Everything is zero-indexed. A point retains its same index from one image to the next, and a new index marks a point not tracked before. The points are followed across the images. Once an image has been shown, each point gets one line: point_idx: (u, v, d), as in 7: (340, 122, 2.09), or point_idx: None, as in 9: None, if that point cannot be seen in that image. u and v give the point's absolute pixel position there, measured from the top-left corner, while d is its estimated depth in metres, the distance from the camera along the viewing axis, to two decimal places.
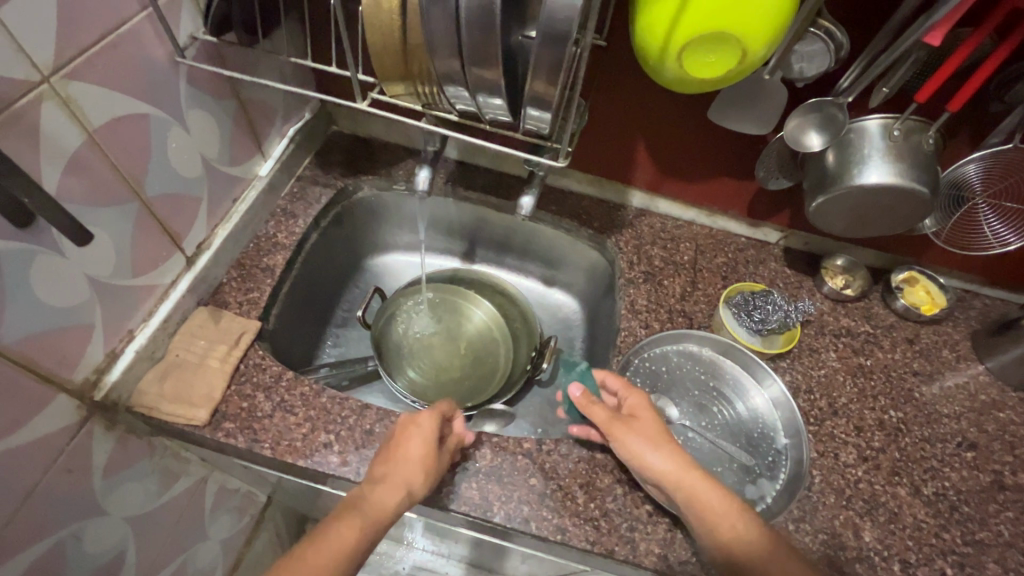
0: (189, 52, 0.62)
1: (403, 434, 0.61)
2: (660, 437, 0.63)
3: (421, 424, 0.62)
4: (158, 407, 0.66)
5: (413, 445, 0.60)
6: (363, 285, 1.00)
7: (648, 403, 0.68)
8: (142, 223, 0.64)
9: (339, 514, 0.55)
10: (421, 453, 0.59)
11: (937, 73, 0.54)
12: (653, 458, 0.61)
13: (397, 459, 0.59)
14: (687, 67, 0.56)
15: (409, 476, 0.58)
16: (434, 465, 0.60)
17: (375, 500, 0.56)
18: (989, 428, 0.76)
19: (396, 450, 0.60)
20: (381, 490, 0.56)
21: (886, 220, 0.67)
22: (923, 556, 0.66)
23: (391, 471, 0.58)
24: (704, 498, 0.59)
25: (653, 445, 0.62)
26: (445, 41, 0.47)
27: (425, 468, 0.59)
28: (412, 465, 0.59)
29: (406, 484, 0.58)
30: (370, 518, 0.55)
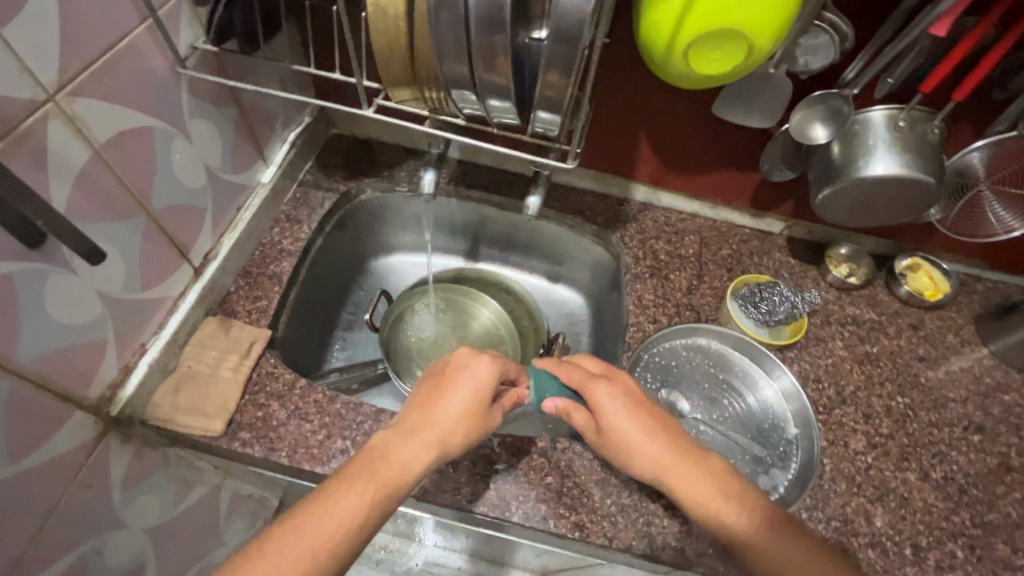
0: (190, 61, 0.61)
1: (454, 381, 0.57)
2: (641, 431, 0.59)
3: (475, 375, 0.57)
4: (173, 419, 0.66)
5: (460, 397, 0.56)
6: (369, 287, 1.00)
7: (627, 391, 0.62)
8: (149, 236, 0.63)
9: (362, 463, 0.50)
10: (464, 408, 0.55)
11: (943, 63, 0.54)
12: (633, 458, 0.58)
13: (441, 409, 0.55)
14: (693, 63, 0.56)
15: (450, 431, 0.54)
16: (473, 425, 0.56)
17: (409, 454, 0.52)
18: (994, 411, 0.77)
19: (442, 398, 0.56)
20: (418, 443, 0.52)
21: (891, 210, 0.67)
22: (934, 539, 0.67)
23: (433, 421, 0.54)
24: (690, 490, 0.56)
25: (631, 444, 0.58)
26: (453, 47, 0.47)
27: (467, 424, 0.55)
28: (455, 418, 0.55)
29: (444, 439, 0.54)
30: (400, 473, 0.50)
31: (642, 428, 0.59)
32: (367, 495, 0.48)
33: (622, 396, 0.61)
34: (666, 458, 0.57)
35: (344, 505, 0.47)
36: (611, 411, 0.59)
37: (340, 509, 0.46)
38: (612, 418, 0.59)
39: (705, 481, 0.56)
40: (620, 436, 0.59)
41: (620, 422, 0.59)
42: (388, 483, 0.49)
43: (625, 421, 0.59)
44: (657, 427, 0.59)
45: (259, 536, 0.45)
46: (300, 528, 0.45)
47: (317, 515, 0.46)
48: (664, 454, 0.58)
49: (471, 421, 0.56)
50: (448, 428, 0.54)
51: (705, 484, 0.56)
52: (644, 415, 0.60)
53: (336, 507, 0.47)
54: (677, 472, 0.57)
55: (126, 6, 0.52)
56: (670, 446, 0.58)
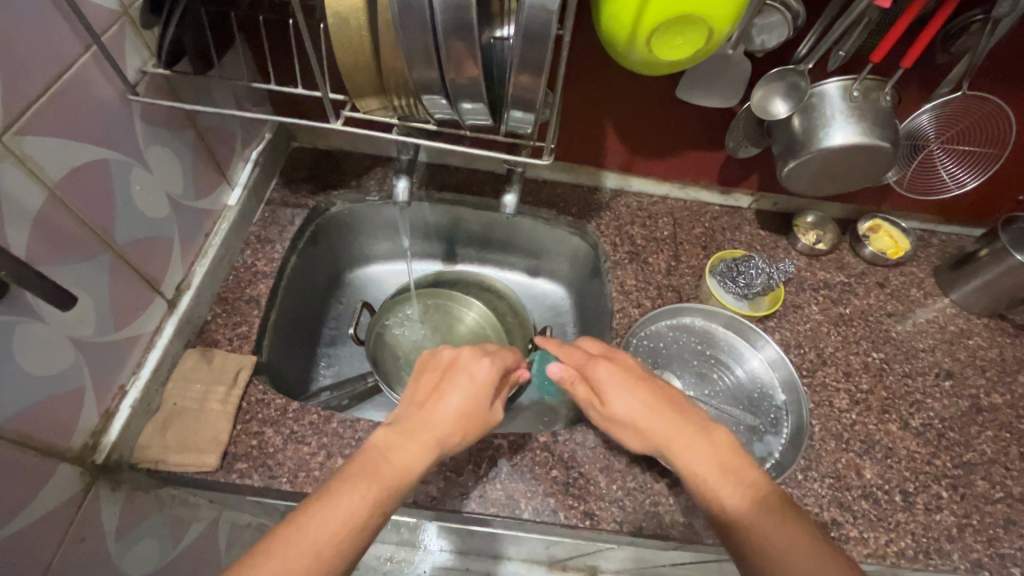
0: (141, 87, 0.59)
1: (453, 382, 0.57)
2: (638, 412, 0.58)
3: (474, 377, 0.58)
4: (165, 459, 0.65)
5: (457, 395, 0.56)
6: (348, 300, 0.98)
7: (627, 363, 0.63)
8: (116, 273, 0.60)
9: (368, 464, 0.50)
10: (459, 407, 0.55)
11: (894, 30, 0.57)
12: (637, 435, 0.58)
13: (440, 409, 0.55)
14: (656, 50, 0.57)
15: (447, 432, 0.54)
16: (470, 423, 0.56)
17: (410, 454, 0.51)
18: (961, 356, 0.82)
19: (440, 399, 0.56)
20: (419, 442, 0.52)
21: (853, 176, 0.69)
22: (920, 484, 0.71)
23: (433, 421, 0.54)
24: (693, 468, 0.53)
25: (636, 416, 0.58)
26: (421, 51, 0.46)
27: (463, 424, 0.55)
28: (451, 417, 0.55)
29: (443, 438, 0.54)
30: (403, 473, 0.50)
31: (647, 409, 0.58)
32: (370, 494, 0.47)
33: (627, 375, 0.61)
34: (666, 430, 0.56)
35: (348, 504, 0.46)
36: (615, 390, 0.59)
37: (346, 507, 0.46)
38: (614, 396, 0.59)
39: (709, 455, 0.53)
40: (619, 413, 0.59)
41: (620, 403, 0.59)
42: (393, 482, 0.49)
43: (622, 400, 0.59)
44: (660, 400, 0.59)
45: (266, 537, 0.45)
46: (306, 527, 0.45)
47: (320, 513, 0.45)
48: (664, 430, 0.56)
49: (472, 419, 0.56)
50: (446, 426, 0.54)
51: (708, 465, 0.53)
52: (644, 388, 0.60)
53: (341, 503, 0.46)
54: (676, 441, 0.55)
55: (67, 34, 0.50)
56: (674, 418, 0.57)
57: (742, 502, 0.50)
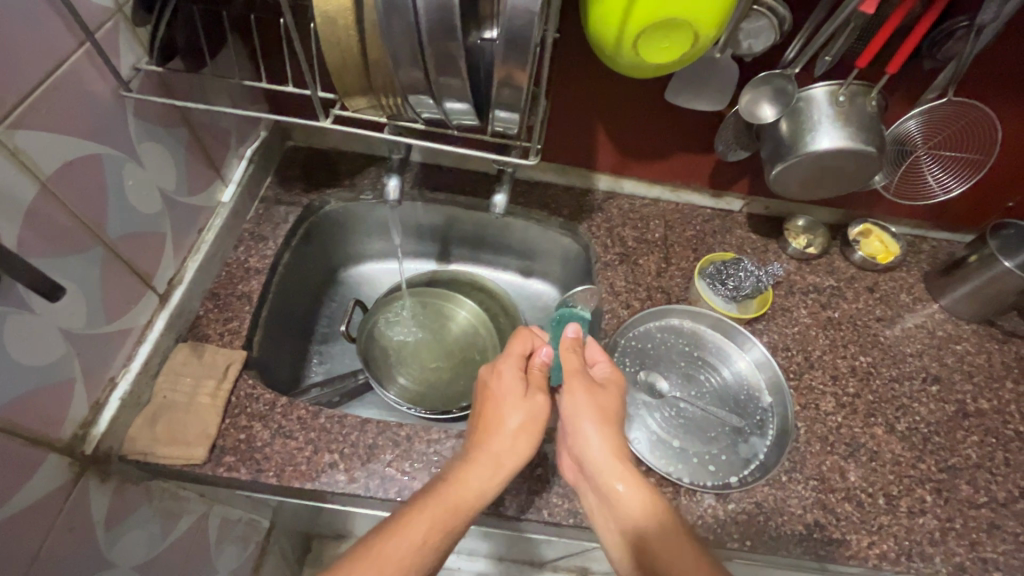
0: (134, 84, 0.60)
1: (494, 401, 0.61)
2: (607, 419, 0.62)
3: (509, 389, 0.61)
4: (154, 452, 0.65)
5: (506, 412, 0.60)
6: (341, 297, 0.99)
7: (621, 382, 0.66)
8: (109, 266, 0.61)
9: (435, 492, 0.53)
10: (509, 419, 0.59)
11: (879, 35, 0.58)
12: (591, 435, 0.61)
13: (494, 433, 0.58)
14: (643, 53, 0.58)
15: (503, 449, 0.57)
16: (524, 432, 0.59)
17: (475, 480, 0.55)
18: (949, 361, 0.82)
19: (493, 422, 0.59)
20: (476, 463, 0.56)
21: (840, 181, 0.70)
22: (904, 487, 0.71)
23: (491, 446, 0.57)
24: (616, 486, 0.58)
25: (596, 429, 0.61)
26: (406, 51, 0.46)
27: (519, 436, 0.58)
28: (506, 434, 0.58)
29: (501, 460, 0.57)
30: (467, 500, 0.54)
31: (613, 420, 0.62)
32: (435, 520, 0.51)
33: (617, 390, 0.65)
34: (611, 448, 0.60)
35: (415, 535, 0.49)
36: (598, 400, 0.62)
37: (412, 536, 0.49)
38: (606, 395, 0.63)
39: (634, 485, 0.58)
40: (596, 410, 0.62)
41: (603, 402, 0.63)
42: (458, 509, 0.52)
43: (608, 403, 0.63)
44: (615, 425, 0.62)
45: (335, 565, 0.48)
46: (376, 558, 0.48)
47: (390, 546, 0.49)
48: (615, 440, 0.60)
49: (525, 433, 0.59)
50: (504, 447, 0.57)
51: (632, 492, 0.58)
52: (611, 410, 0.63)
53: (409, 533, 0.49)
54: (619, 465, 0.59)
55: (61, 30, 0.51)
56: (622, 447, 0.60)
57: (660, 533, 0.56)
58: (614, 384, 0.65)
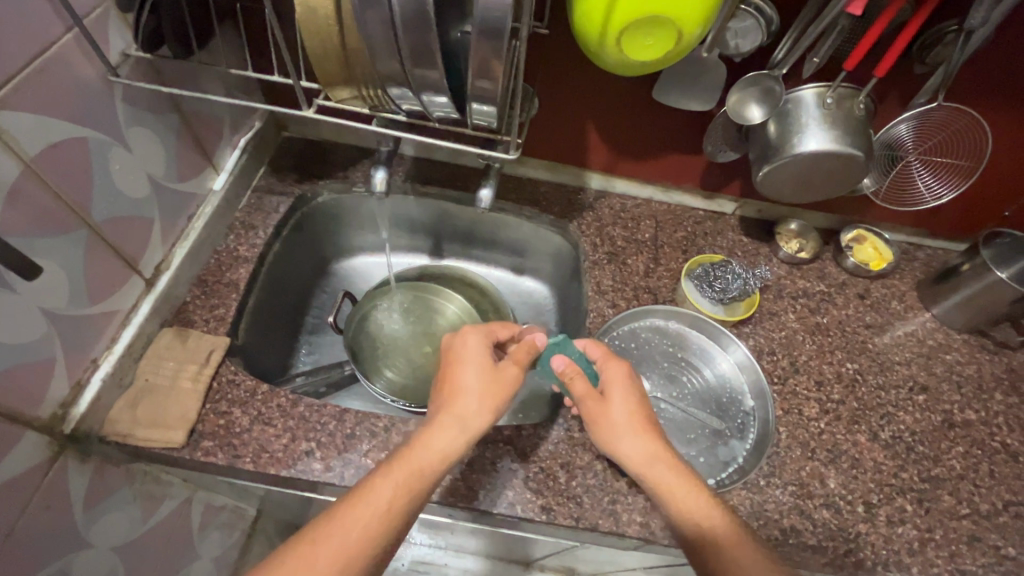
0: (122, 69, 0.61)
1: (460, 366, 0.62)
2: (631, 423, 0.61)
3: (474, 354, 0.63)
4: (133, 434, 0.66)
5: (472, 378, 0.61)
6: (332, 289, 1.00)
7: (626, 375, 0.65)
8: (93, 249, 0.62)
9: (400, 455, 0.55)
10: (476, 382, 0.61)
11: (866, 38, 0.57)
12: (624, 445, 0.60)
13: (460, 399, 0.60)
14: (626, 50, 0.57)
15: (471, 411, 0.59)
16: (492, 393, 0.61)
17: (441, 443, 0.56)
18: (938, 370, 0.81)
19: (463, 390, 0.61)
20: (443, 425, 0.57)
21: (828, 184, 0.69)
22: (884, 496, 0.70)
23: (458, 410, 0.59)
24: (667, 488, 0.57)
25: (625, 439, 0.60)
26: (382, 40, 0.47)
27: (486, 397, 0.60)
28: (472, 397, 0.60)
29: (469, 423, 0.58)
30: (434, 461, 0.55)
31: (638, 425, 0.61)
32: (403, 481, 0.53)
33: (630, 389, 0.64)
34: (643, 453, 0.59)
35: (384, 495, 0.51)
36: (615, 410, 0.62)
37: (382, 497, 0.51)
38: (618, 400, 0.63)
39: (677, 481, 0.57)
40: (617, 423, 0.61)
41: (620, 410, 0.62)
42: (425, 470, 0.54)
43: (624, 410, 0.62)
44: (642, 425, 0.61)
45: (310, 531, 0.49)
46: (347, 521, 0.50)
47: (361, 508, 0.50)
48: (647, 443, 0.60)
49: (490, 395, 0.61)
50: (470, 410, 0.59)
51: (680, 487, 0.57)
52: (632, 414, 0.62)
53: (378, 494, 0.51)
54: (655, 467, 0.58)
55: (49, 15, 0.52)
56: (655, 446, 0.60)
57: (714, 529, 0.54)
58: (627, 384, 0.64)
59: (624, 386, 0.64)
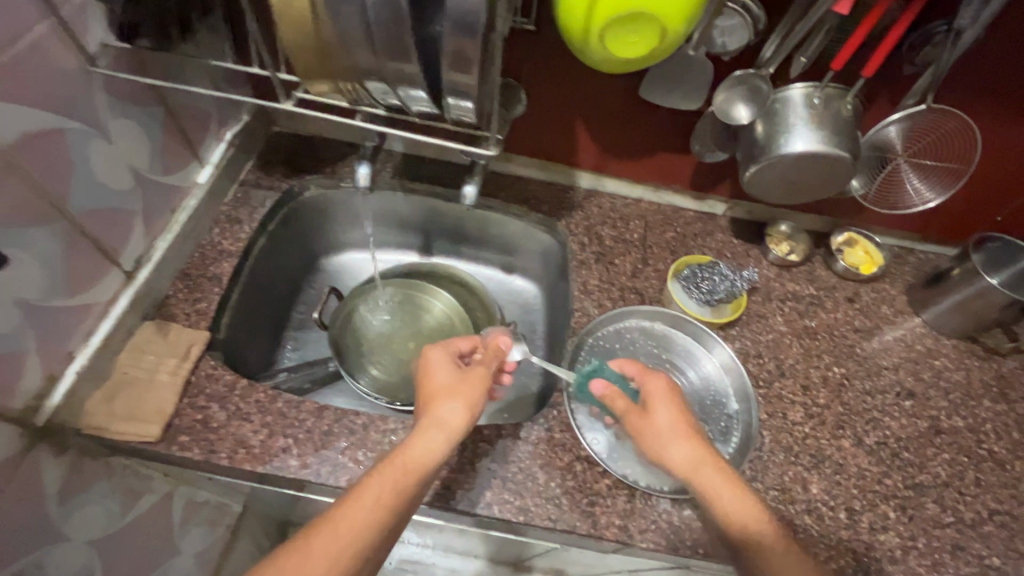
0: (103, 60, 0.60)
1: (433, 377, 0.65)
2: (676, 430, 0.63)
3: (445, 364, 0.66)
4: (108, 428, 0.65)
5: (447, 382, 0.64)
6: (319, 285, 0.99)
7: (666, 386, 0.66)
8: (71, 241, 0.61)
9: (385, 461, 0.55)
10: (450, 388, 0.63)
11: (853, 38, 0.57)
12: (668, 447, 0.62)
13: (439, 403, 0.61)
14: (610, 46, 0.56)
15: (448, 414, 0.60)
16: (466, 395, 0.62)
17: (422, 445, 0.57)
18: (925, 376, 0.80)
19: (440, 393, 0.62)
20: (423, 430, 0.58)
21: (815, 186, 0.68)
22: (867, 502, 0.69)
23: (437, 412, 0.60)
24: (714, 492, 0.58)
25: (671, 447, 0.62)
26: (359, 31, 0.46)
27: (461, 399, 0.62)
28: (447, 402, 0.61)
29: (450, 422, 0.60)
30: (417, 463, 0.56)
31: (683, 429, 0.63)
32: (388, 484, 0.53)
33: (673, 399, 0.66)
34: (689, 460, 0.61)
35: (370, 498, 0.52)
36: (660, 420, 0.64)
37: (369, 501, 0.52)
38: (662, 411, 0.64)
39: (722, 486, 0.58)
40: (661, 428, 0.63)
41: (664, 419, 0.64)
42: (409, 473, 0.55)
43: (668, 415, 0.64)
44: (687, 433, 0.63)
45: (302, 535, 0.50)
46: (335, 524, 0.50)
47: (349, 513, 0.51)
48: (693, 450, 0.61)
49: (466, 394, 0.62)
50: (449, 411, 0.60)
51: (727, 492, 0.58)
52: (677, 422, 0.63)
53: (364, 498, 0.52)
54: (701, 474, 0.60)
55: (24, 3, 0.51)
56: (700, 453, 0.61)
57: (760, 532, 0.55)
58: (670, 394, 0.66)
59: (667, 396, 0.65)
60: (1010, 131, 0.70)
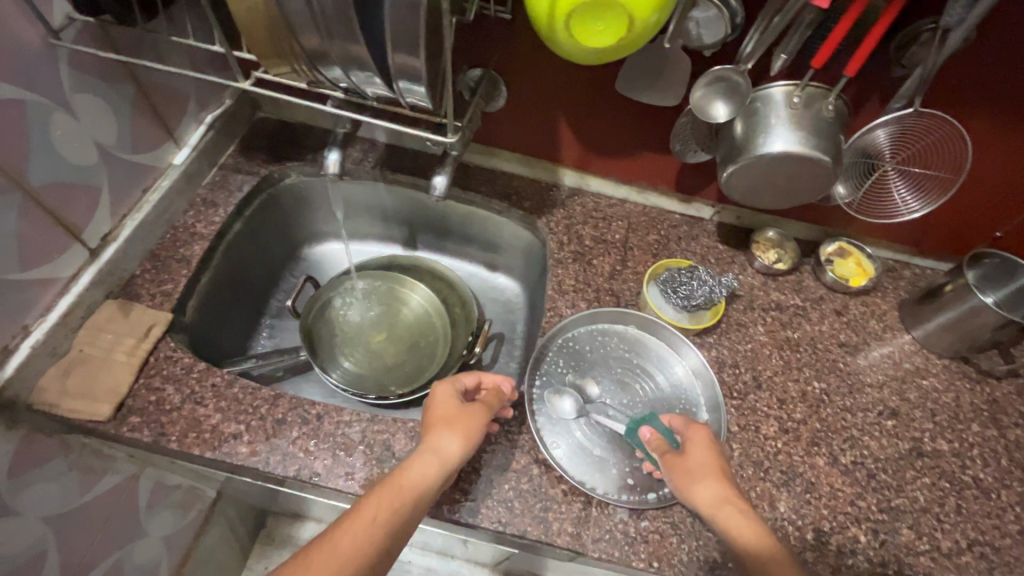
0: (67, 33, 0.60)
1: (437, 407, 0.63)
2: (710, 471, 0.60)
3: (449, 396, 0.64)
4: (59, 404, 0.65)
5: (447, 412, 0.62)
6: (298, 274, 0.99)
7: (708, 434, 0.64)
8: (28, 214, 0.61)
9: (385, 485, 0.55)
10: (451, 420, 0.61)
11: (834, 32, 0.54)
12: (697, 485, 0.58)
13: (436, 433, 0.60)
14: (578, 36, 0.54)
15: (448, 446, 0.59)
16: (467, 428, 0.61)
17: (420, 474, 0.56)
18: (911, 396, 0.76)
19: (437, 423, 0.61)
20: (423, 459, 0.57)
21: (796, 190, 0.65)
22: (836, 524, 0.66)
23: (435, 441, 0.59)
24: (743, 536, 0.53)
25: (701, 487, 0.58)
26: (302, 4, 0.45)
27: (462, 433, 0.60)
28: (447, 433, 0.60)
29: (446, 451, 0.59)
30: (414, 491, 0.55)
31: (715, 470, 0.60)
32: (387, 508, 0.53)
33: (712, 446, 0.63)
34: (719, 501, 0.57)
35: (369, 521, 0.51)
36: (694, 461, 0.61)
37: (367, 523, 0.51)
38: (697, 452, 0.62)
39: (755, 532, 0.54)
40: (694, 468, 0.60)
41: (698, 459, 0.61)
42: (407, 500, 0.54)
43: (704, 457, 0.61)
44: (722, 477, 0.59)
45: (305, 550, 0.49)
46: (337, 541, 0.49)
47: (348, 534, 0.50)
48: (725, 492, 0.57)
49: (463, 424, 0.61)
50: (447, 441, 0.59)
51: (761, 538, 0.53)
52: (714, 468, 0.60)
53: (364, 519, 0.51)
54: (735, 518, 0.55)
55: None
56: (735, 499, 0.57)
57: None
58: (710, 441, 0.63)
59: (706, 442, 0.63)
60: (1004, 139, 0.67)
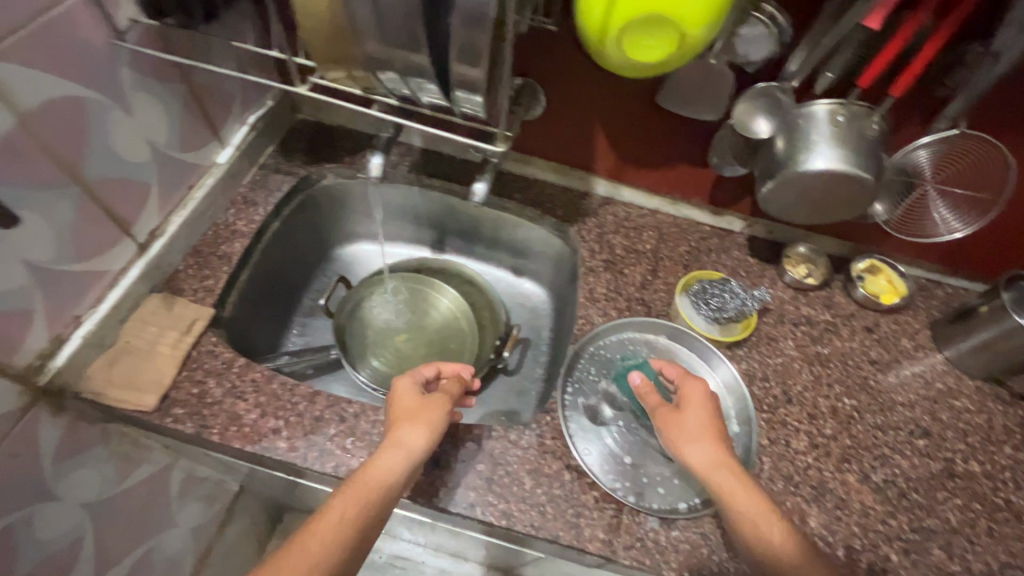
0: (131, 35, 0.62)
1: (396, 403, 0.63)
2: (704, 433, 0.61)
3: (408, 391, 0.64)
4: (106, 394, 0.66)
5: (408, 407, 0.63)
6: (330, 274, 1.00)
7: (704, 393, 0.65)
8: (84, 208, 0.63)
9: (351, 480, 0.55)
10: (411, 414, 0.61)
11: (882, 55, 0.55)
12: (692, 446, 0.60)
13: (399, 428, 0.60)
14: (629, 50, 0.55)
15: (411, 437, 0.59)
16: (430, 420, 0.61)
17: (386, 467, 0.56)
18: (943, 416, 0.76)
19: (400, 417, 0.61)
20: (387, 452, 0.58)
21: (835, 206, 0.66)
22: (867, 542, 0.66)
23: (397, 435, 0.59)
24: (739, 500, 0.56)
25: (696, 447, 0.60)
26: (372, 16, 0.46)
27: (423, 424, 0.61)
28: (409, 425, 0.60)
29: (410, 445, 0.59)
30: (381, 484, 0.55)
31: (709, 431, 0.61)
32: (354, 502, 0.53)
33: (707, 405, 0.64)
34: (714, 464, 0.59)
35: (336, 517, 0.52)
36: (690, 422, 0.62)
37: (336, 519, 0.51)
38: (692, 412, 0.63)
39: (749, 499, 0.56)
40: (688, 427, 0.62)
41: (693, 420, 0.62)
42: (374, 492, 0.54)
43: (699, 417, 0.63)
44: (716, 437, 0.61)
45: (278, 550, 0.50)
46: (308, 540, 0.50)
47: (317, 532, 0.50)
48: (719, 455, 0.59)
49: (424, 416, 0.61)
50: (411, 433, 0.59)
51: (753, 503, 0.56)
52: (709, 428, 0.62)
53: (332, 514, 0.52)
54: (732, 482, 0.58)
55: None
56: (729, 464, 0.59)
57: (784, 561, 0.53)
58: (704, 400, 0.64)
59: (702, 403, 0.64)
60: None
